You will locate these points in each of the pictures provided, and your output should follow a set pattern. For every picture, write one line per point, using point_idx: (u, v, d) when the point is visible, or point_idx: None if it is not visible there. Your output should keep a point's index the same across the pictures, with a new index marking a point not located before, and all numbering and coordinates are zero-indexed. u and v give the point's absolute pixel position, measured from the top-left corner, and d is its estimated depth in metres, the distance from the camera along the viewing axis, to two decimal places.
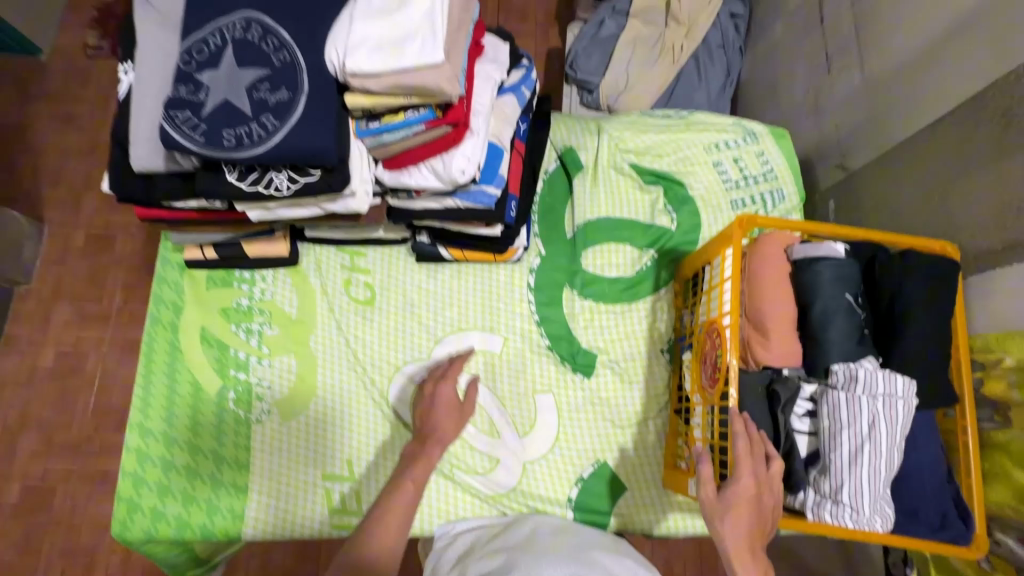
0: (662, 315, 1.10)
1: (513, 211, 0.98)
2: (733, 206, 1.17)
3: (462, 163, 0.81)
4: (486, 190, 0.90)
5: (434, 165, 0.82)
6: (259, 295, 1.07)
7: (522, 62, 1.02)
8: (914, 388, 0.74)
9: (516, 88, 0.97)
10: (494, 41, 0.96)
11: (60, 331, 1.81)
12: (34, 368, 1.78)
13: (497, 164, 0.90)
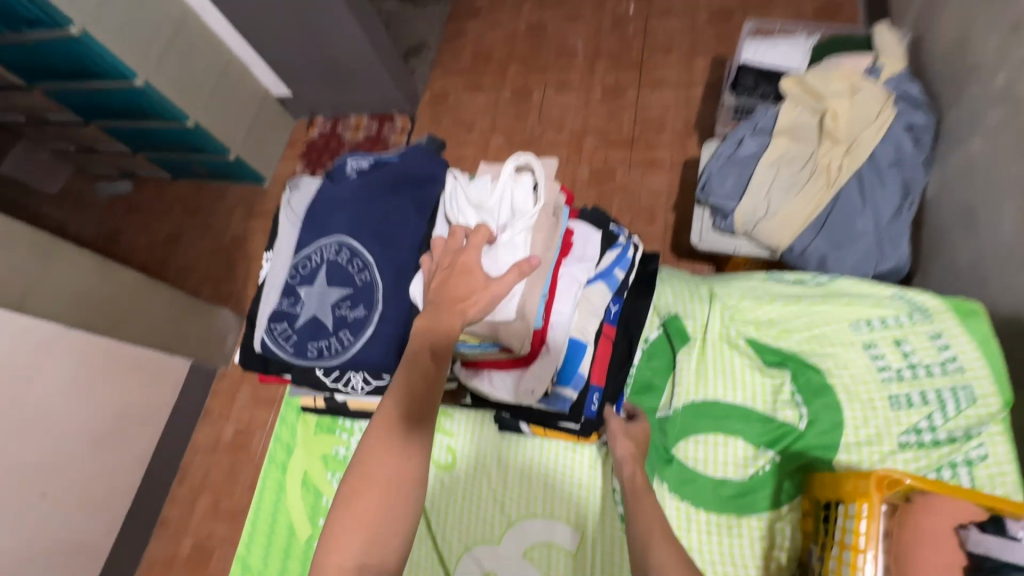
0: (782, 540, 0.89)
1: (595, 403, 0.94)
2: (891, 405, 0.91)
3: (533, 385, 0.87)
4: (562, 394, 0.91)
5: (506, 379, 0.89)
6: (355, 446, 1.13)
7: (618, 241, 0.99)
8: None
9: (607, 274, 0.95)
10: (586, 229, 0.95)
11: (243, 410, 1.97)
12: (218, 440, 1.95)
13: (578, 363, 0.90)
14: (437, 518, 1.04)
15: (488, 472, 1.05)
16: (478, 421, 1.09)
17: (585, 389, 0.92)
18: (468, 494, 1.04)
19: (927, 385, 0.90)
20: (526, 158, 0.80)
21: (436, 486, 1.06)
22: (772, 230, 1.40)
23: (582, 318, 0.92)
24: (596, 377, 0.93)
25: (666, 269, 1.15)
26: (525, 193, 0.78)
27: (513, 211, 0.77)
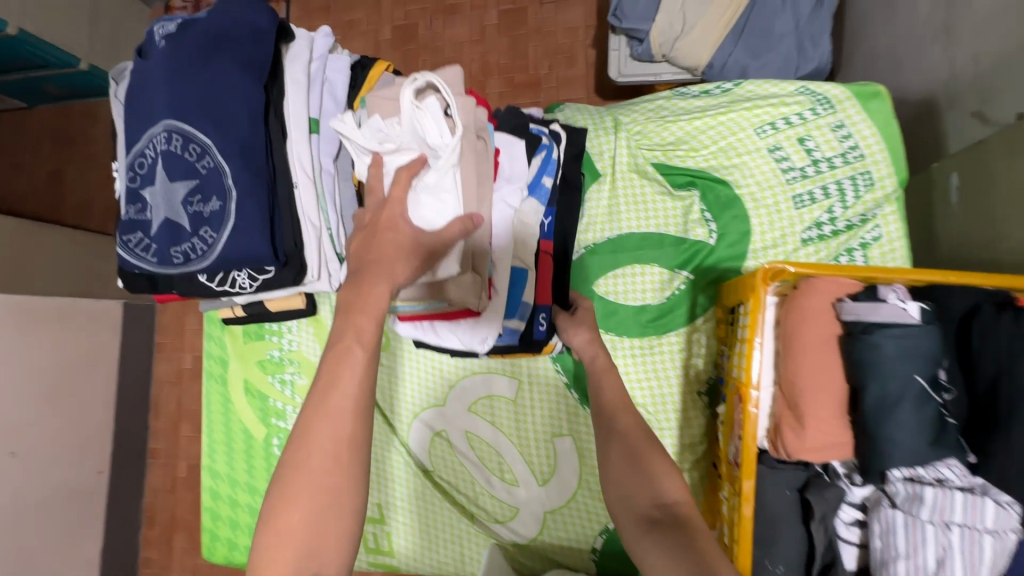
0: (699, 348, 0.94)
1: (544, 323, 0.91)
2: (795, 204, 0.91)
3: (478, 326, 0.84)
4: (509, 326, 0.88)
5: (455, 328, 0.87)
6: (288, 346, 1.12)
7: (541, 143, 0.90)
8: (1013, 520, 0.53)
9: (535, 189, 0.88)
10: (507, 140, 0.87)
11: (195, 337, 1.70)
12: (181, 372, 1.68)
13: (520, 290, 0.86)
14: (383, 395, 1.07)
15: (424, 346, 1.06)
16: None
17: (531, 312, 0.89)
18: (408, 368, 1.06)
19: (828, 179, 0.90)
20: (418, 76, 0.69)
21: (375, 365, 1.08)
22: (689, 49, 1.28)
23: (519, 247, 0.86)
24: (540, 298, 0.90)
25: (572, 105, 1.06)
26: (434, 115, 0.69)
27: (432, 145, 0.69)
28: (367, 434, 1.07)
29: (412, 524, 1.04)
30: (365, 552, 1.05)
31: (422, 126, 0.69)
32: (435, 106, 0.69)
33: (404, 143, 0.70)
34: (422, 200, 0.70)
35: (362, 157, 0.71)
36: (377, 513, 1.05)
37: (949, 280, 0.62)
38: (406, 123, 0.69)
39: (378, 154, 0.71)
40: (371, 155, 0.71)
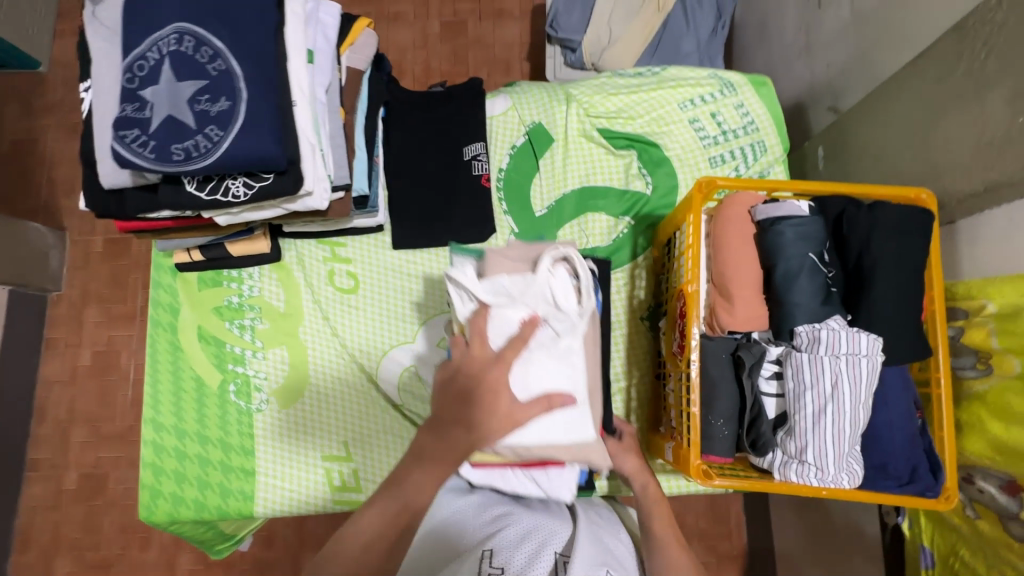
0: (640, 281, 1.10)
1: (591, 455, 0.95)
2: (711, 164, 1.13)
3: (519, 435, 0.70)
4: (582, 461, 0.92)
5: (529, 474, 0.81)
6: (249, 292, 1.12)
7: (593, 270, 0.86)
8: (878, 345, 0.73)
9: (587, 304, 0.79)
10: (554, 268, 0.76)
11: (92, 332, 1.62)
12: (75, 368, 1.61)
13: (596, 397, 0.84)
14: (352, 335, 1.10)
15: (393, 287, 1.12)
16: (375, 244, 1.14)
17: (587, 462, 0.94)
18: (377, 308, 1.11)
19: (734, 145, 1.13)
20: (560, 249, 0.78)
21: (342, 307, 1.11)
22: (614, 58, 1.52)
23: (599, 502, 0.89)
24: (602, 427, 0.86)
25: (525, 83, 1.22)
26: (563, 286, 0.76)
27: (561, 305, 0.75)
28: (333, 374, 1.09)
29: (380, 459, 1.06)
30: (330, 490, 1.05)
31: (551, 285, 0.75)
32: (567, 277, 0.77)
33: (525, 302, 0.74)
34: (525, 364, 0.71)
35: (468, 304, 0.74)
36: (342, 451, 1.06)
37: (827, 191, 0.83)
38: (535, 285, 0.75)
39: (487, 303, 0.73)
40: (477, 303, 0.74)
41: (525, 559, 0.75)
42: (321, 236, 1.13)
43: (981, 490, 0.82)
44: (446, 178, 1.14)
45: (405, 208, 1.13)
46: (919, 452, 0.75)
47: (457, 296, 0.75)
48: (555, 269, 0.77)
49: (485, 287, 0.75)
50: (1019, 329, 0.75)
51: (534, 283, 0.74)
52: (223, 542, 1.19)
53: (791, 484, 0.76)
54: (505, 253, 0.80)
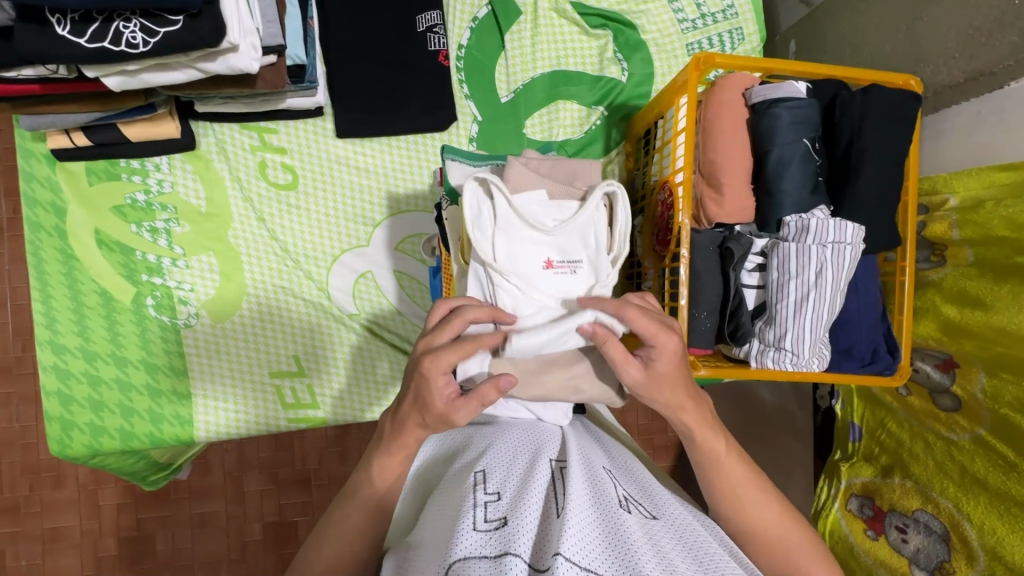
0: (613, 178, 1.04)
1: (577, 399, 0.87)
2: (688, 51, 1.05)
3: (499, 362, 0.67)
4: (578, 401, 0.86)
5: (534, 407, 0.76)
6: (158, 189, 0.93)
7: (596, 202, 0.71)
8: (862, 233, 0.73)
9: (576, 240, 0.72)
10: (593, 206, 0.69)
11: None
12: None
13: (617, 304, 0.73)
14: (294, 238, 0.97)
15: (339, 183, 0.98)
16: (315, 131, 0.97)
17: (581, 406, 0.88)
18: (321, 207, 0.97)
19: (712, 31, 1.05)
20: (606, 186, 0.70)
21: (280, 206, 0.96)
22: None
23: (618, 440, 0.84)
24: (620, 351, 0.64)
25: None
26: (603, 230, 0.70)
27: (593, 251, 0.70)
28: (274, 282, 0.96)
29: (337, 372, 0.97)
30: (282, 408, 0.95)
31: (590, 228, 0.70)
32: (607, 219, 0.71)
33: (554, 237, 0.69)
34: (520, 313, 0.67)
35: (492, 219, 0.68)
36: (292, 366, 0.95)
37: (821, 75, 0.79)
38: (577, 225, 0.69)
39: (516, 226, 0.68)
40: (505, 220, 0.68)
41: (521, 472, 0.62)
42: (245, 120, 0.94)
43: (916, 370, 0.90)
44: (396, 53, 0.97)
45: (348, 86, 0.96)
46: (879, 335, 0.79)
47: (481, 206, 0.68)
48: (598, 208, 0.70)
49: (519, 210, 0.68)
50: (980, 219, 0.78)
51: (572, 224, 0.69)
52: (159, 472, 1.07)
53: (767, 371, 0.77)
54: (533, 165, 0.76)
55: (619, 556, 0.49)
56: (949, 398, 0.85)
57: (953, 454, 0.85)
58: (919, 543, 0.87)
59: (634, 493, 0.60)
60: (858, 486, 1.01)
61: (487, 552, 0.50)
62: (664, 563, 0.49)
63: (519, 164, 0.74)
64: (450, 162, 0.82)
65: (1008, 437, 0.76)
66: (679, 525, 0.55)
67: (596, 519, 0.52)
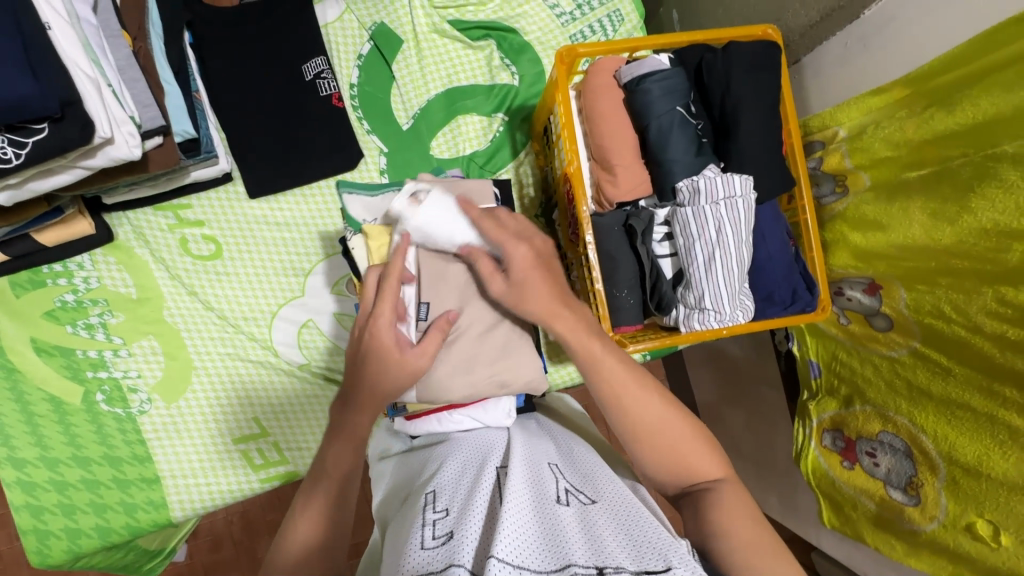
0: (527, 178, 1.06)
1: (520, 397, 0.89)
2: (572, 42, 1.07)
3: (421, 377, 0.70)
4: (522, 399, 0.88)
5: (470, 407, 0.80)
6: (85, 286, 0.95)
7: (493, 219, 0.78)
8: (751, 183, 0.75)
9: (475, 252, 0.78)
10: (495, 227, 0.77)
11: None
12: None
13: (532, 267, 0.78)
14: (229, 304, 0.98)
15: (262, 241, 0.99)
16: (228, 197, 0.99)
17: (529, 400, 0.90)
18: (250, 268, 0.99)
19: (592, 19, 1.08)
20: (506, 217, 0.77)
21: (210, 277, 0.98)
22: None
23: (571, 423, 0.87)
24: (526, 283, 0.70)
25: None
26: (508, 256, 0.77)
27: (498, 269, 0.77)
28: (220, 351, 0.97)
29: (300, 424, 0.98)
30: (252, 471, 0.96)
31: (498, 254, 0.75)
32: None
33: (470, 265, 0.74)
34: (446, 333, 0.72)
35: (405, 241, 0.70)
36: (254, 428, 0.97)
37: (685, 42, 0.82)
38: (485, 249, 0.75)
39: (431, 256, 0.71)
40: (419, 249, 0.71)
41: (468, 485, 0.63)
42: (157, 201, 0.96)
43: (849, 298, 0.91)
44: (289, 105, 0.99)
45: (249, 148, 0.98)
46: (797, 276, 0.82)
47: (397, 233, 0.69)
48: None
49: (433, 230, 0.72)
50: (864, 145, 0.81)
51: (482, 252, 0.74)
52: (152, 560, 1.05)
53: (696, 333, 0.80)
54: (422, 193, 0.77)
55: (554, 546, 0.49)
56: (881, 318, 0.87)
57: (898, 371, 0.86)
58: (889, 464, 0.89)
59: (576, 484, 0.61)
60: (828, 421, 1.02)
61: (433, 567, 0.49)
62: (597, 543, 0.49)
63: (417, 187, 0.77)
64: (351, 197, 0.84)
65: (939, 345, 0.78)
66: (616, 504, 0.56)
67: (534, 516, 0.53)
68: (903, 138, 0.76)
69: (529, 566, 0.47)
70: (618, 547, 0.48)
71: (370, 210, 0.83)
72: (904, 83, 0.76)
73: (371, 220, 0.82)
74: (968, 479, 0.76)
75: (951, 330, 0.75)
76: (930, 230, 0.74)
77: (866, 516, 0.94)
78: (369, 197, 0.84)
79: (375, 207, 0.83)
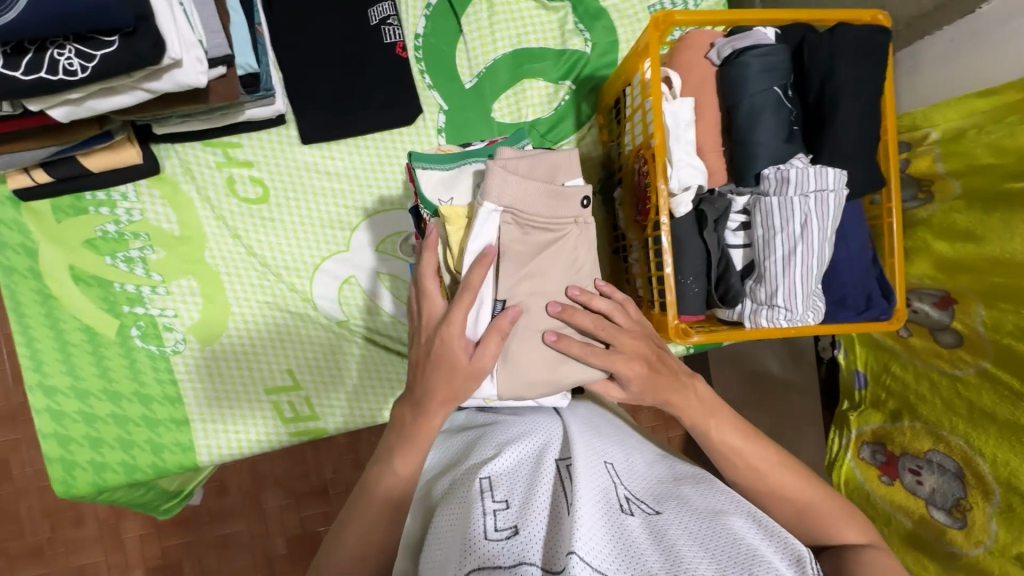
0: (588, 152, 1.01)
1: None
2: (650, 12, 1.02)
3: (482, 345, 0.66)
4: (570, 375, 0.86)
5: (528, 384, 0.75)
6: (127, 218, 0.92)
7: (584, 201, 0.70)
8: (844, 179, 0.71)
9: None
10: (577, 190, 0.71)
11: None
12: None
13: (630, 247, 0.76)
14: (272, 252, 0.95)
15: (311, 190, 0.96)
16: (279, 140, 0.95)
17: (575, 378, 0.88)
18: (295, 218, 0.96)
19: None
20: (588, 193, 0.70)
21: (254, 222, 0.95)
22: None
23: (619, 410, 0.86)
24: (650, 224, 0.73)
25: None
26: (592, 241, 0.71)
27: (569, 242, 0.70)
28: (259, 299, 0.95)
29: (332, 382, 0.96)
30: (282, 424, 0.94)
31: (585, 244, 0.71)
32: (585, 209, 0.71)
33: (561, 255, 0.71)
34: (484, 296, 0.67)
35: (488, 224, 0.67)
36: (288, 381, 0.95)
37: (787, 20, 0.78)
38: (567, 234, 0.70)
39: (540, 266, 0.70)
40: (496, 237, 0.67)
41: (526, 479, 0.59)
42: (207, 137, 0.92)
43: (915, 310, 0.88)
44: (351, 50, 0.94)
45: (306, 91, 0.93)
46: (872, 281, 0.78)
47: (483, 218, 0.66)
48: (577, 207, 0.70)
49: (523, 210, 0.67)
50: (963, 150, 0.76)
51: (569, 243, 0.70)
52: (171, 501, 1.05)
53: (761, 330, 0.76)
54: (510, 167, 0.68)
55: (632, 556, 0.47)
56: (950, 334, 0.83)
57: (959, 391, 0.83)
58: (934, 484, 0.87)
59: (636, 495, 0.58)
60: (870, 433, 1.00)
61: (502, 562, 0.47)
62: (675, 553, 0.47)
63: (502, 168, 0.67)
64: (426, 174, 0.76)
65: (1014, 367, 0.75)
66: (686, 514, 0.54)
67: (604, 519, 0.51)
68: (1011, 145, 0.70)
69: (607, 569, 0.46)
70: (699, 556, 0.47)
71: (448, 187, 0.76)
72: (1021, 86, 0.71)
73: (449, 200, 0.75)
74: None
75: None
76: None
77: (898, 533, 0.91)
78: (441, 169, 0.76)
79: (454, 185, 0.75)
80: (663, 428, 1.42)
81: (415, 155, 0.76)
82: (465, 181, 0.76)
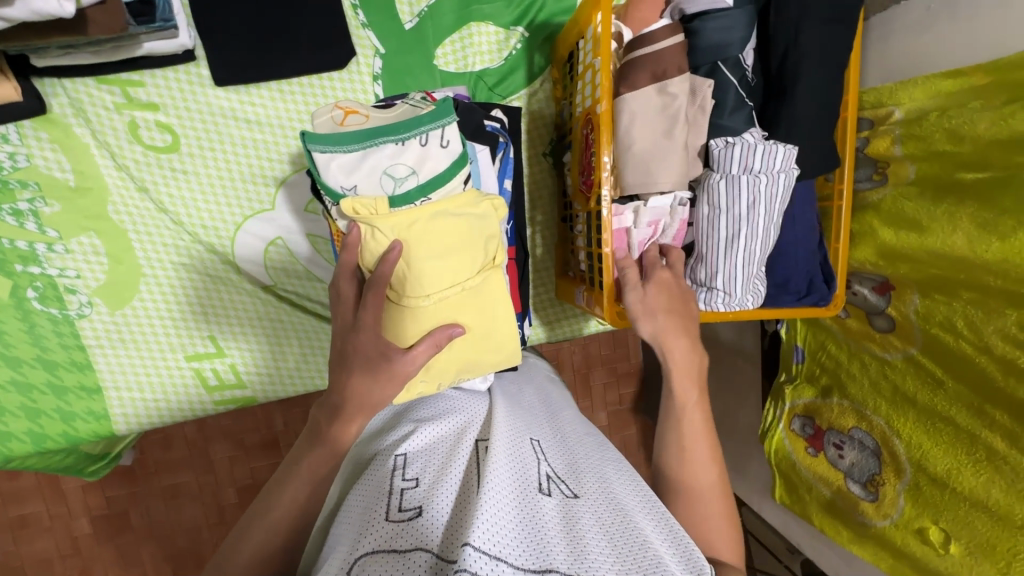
0: (539, 108, 0.93)
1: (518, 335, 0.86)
2: None
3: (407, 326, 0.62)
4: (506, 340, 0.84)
5: None
6: (11, 163, 0.80)
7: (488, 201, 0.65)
8: (793, 157, 0.67)
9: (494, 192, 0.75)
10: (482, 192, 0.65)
11: None
12: None
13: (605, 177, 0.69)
14: (186, 208, 0.86)
15: (229, 139, 0.86)
16: (189, 79, 0.83)
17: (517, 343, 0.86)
18: (208, 168, 0.86)
19: None
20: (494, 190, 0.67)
21: (163, 172, 0.85)
22: None
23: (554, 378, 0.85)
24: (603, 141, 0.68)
25: None
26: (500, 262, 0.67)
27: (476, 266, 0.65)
28: (174, 255, 0.87)
29: (258, 346, 0.90)
30: (205, 392, 0.90)
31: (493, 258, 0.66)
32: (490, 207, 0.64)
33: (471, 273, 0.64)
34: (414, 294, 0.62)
35: (396, 187, 0.62)
36: (210, 347, 0.89)
37: None
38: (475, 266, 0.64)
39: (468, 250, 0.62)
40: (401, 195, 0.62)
41: (441, 457, 0.59)
42: (101, 72, 0.79)
43: (854, 293, 0.87)
44: None
45: (220, 22, 0.81)
46: (815, 263, 0.77)
47: (393, 178, 0.62)
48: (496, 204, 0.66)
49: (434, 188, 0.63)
50: (922, 132, 0.73)
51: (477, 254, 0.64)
52: (96, 464, 1.00)
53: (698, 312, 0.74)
54: (429, 144, 0.63)
55: (536, 542, 0.47)
56: (884, 319, 0.83)
57: (886, 373, 0.84)
58: (854, 458, 0.90)
59: (557, 471, 0.59)
60: (800, 406, 1.01)
61: (397, 545, 0.46)
62: (580, 546, 0.47)
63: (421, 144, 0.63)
64: (326, 160, 0.62)
65: (937, 356, 0.75)
66: (600, 503, 0.54)
67: (515, 506, 0.50)
68: (971, 132, 0.67)
69: (505, 555, 0.44)
70: (601, 552, 0.47)
71: (351, 173, 0.62)
72: (988, 68, 0.66)
73: (352, 189, 0.63)
74: (932, 486, 0.77)
75: (957, 345, 0.72)
76: (973, 241, 0.68)
77: (818, 500, 0.95)
78: (344, 153, 0.62)
79: (360, 171, 0.62)
80: (611, 383, 1.42)
81: (310, 136, 0.61)
82: (375, 168, 0.62)
